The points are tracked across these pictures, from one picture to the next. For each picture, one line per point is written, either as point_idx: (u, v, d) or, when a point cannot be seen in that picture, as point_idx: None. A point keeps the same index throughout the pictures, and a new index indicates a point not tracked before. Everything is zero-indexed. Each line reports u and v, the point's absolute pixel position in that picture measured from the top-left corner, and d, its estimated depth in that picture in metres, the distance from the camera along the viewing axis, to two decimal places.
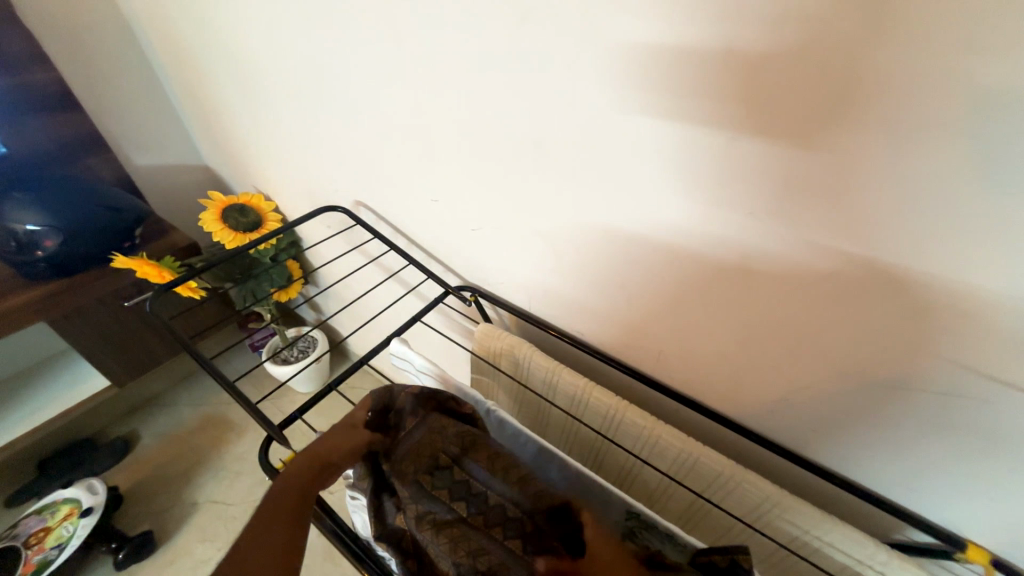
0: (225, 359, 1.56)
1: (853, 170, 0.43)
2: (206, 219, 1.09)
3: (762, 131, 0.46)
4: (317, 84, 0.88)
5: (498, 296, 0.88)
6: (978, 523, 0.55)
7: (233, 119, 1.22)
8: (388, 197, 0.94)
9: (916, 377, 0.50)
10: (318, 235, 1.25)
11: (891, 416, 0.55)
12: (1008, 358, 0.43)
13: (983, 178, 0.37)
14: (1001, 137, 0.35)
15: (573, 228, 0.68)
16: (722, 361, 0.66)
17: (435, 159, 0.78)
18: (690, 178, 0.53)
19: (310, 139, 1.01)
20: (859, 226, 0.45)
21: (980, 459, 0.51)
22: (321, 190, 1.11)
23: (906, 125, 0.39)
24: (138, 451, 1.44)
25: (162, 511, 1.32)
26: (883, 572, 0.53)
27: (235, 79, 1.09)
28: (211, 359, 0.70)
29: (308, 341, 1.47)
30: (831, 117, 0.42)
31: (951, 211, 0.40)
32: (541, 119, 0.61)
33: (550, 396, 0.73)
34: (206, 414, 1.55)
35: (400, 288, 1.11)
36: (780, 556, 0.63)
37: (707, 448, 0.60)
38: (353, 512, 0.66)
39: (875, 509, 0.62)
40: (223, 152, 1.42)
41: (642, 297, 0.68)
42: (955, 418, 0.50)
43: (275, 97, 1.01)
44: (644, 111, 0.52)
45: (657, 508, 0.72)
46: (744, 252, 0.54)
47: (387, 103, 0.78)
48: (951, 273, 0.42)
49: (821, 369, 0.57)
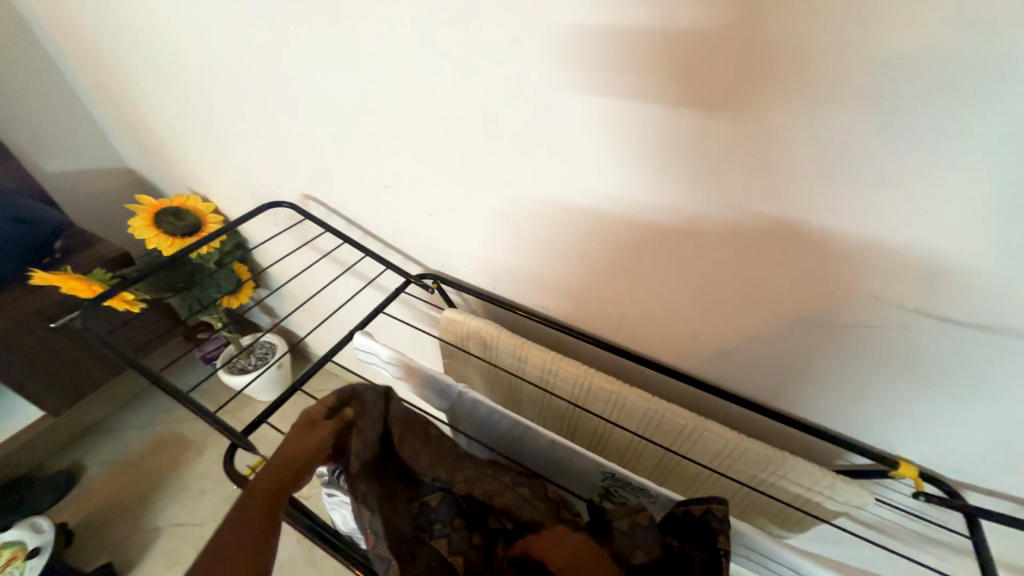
0: (174, 376, 1.47)
1: (773, 133, 0.46)
2: (137, 225, 1.00)
3: (700, 97, 0.47)
4: (248, 72, 0.82)
5: (461, 280, 0.87)
6: (909, 441, 0.62)
7: (156, 117, 1.13)
8: (336, 188, 0.90)
9: (849, 318, 0.54)
10: (264, 233, 1.18)
11: (830, 357, 0.60)
12: (923, 291, 0.48)
13: (892, 130, 0.41)
14: (904, 91, 0.39)
15: (530, 206, 0.69)
16: (678, 323, 0.69)
17: (382, 145, 0.76)
18: (636, 148, 0.54)
19: (246, 132, 0.95)
20: (784, 185, 0.48)
21: (906, 385, 0.57)
22: (264, 185, 1.05)
23: (823, 86, 0.41)
24: (85, 483, 1.34)
25: (121, 541, 1.24)
26: (830, 495, 0.58)
27: (153, 71, 0.99)
28: (158, 371, 0.66)
29: (264, 348, 1.41)
30: (761, 81, 0.44)
31: (869, 162, 0.43)
32: (486, 97, 0.60)
33: (520, 373, 0.74)
34: (159, 436, 1.45)
35: (358, 282, 1.08)
36: (743, 496, 0.68)
37: (672, 404, 0.63)
38: (331, 509, 0.64)
39: (822, 442, 0.68)
40: (148, 152, 1.30)
41: (601, 268, 0.70)
42: (883, 352, 0.55)
43: (202, 89, 0.93)
44: (585, 86, 0.53)
45: (630, 467, 0.76)
46: (692, 214, 0.56)
47: (327, 89, 0.74)
48: (872, 217, 0.46)
49: (768, 321, 0.61)
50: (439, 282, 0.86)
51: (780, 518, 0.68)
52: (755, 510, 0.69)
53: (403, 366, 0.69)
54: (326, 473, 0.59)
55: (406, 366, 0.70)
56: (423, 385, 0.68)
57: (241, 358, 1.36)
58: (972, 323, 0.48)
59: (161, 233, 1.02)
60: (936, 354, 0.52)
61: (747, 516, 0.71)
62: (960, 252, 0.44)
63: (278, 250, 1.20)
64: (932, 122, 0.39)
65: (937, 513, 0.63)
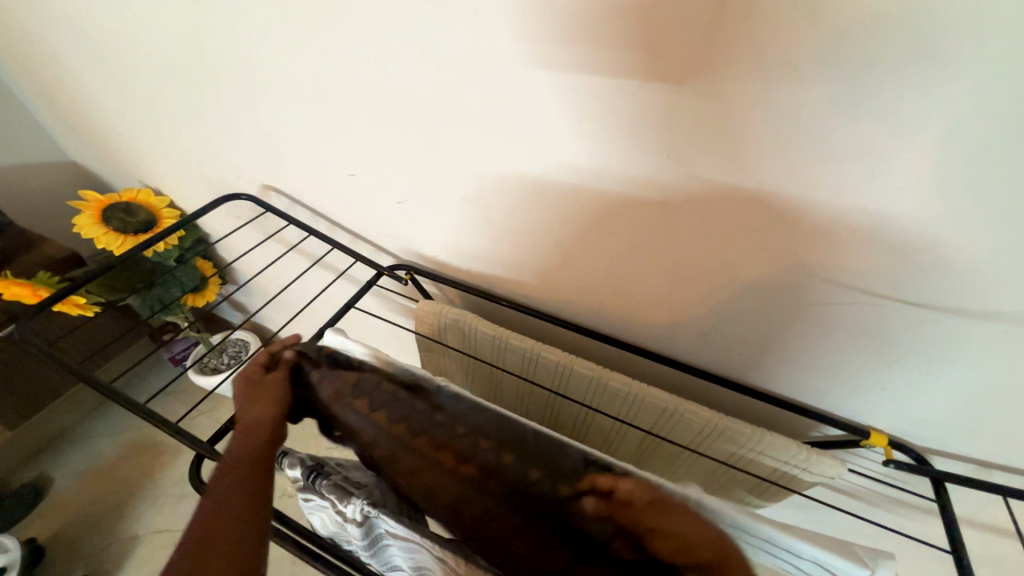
0: (142, 379, 1.41)
1: (741, 109, 0.45)
2: (84, 222, 0.94)
3: (666, 76, 0.46)
4: (191, 55, 0.76)
5: (434, 270, 0.85)
6: (876, 411, 0.64)
7: (95, 104, 1.04)
8: (298, 177, 0.85)
9: (820, 293, 0.55)
10: (226, 227, 1.12)
11: (803, 332, 0.60)
12: (889, 265, 0.49)
13: (852, 107, 0.41)
14: (863, 69, 0.39)
15: (501, 191, 0.66)
16: (656, 307, 0.69)
17: (342, 131, 0.72)
18: (608, 127, 0.52)
19: (196, 120, 0.89)
20: (757, 163, 0.47)
21: (875, 356, 0.58)
22: (221, 176, 0.98)
23: (794, 57, 0.40)
24: (54, 494, 1.29)
25: (98, 552, 1.21)
26: (805, 468, 0.60)
27: (85, 54, 0.91)
28: (113, 382, 0.62)
29: (237, 345, 1.36)
30: (727, 57, 0.42)
31: (843, 137, 0.42)
32: (450, 75, 0.57)
33: (500, 363, 0.72)
34: (130, 442, 1.40)
35: (328, 275, 1.04)
36: (724, 474, 0.69)
37: (651, 386, 0.63)
38: (309, 514, 0.62)
39: (796, 415, 0.69)
40: (91, 143, 1.21)
41: (576, 252, 0.68)
42: (852, 324, 0.56)
43: (141, 72, 0.86)
44: (548, 64, 0.50)
45: (612, 450, 0.75)
46: (666, 194, 0.55)
47: (278, 72, 0.69)
48: (840, 194, 0.46)
49: (743, 299, 0.61)
50: (413, 274, 0.83)
51: (758, 492, 0.70)
52: (734, 486, 0.71)
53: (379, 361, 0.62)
54: (299, 478, 0.59)
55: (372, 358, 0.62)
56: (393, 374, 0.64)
57: (212, 358, 1.31)
58: (938, 295, 0.49)
59: (111, 230, 0.95)
60: (902, 325, 0.53)
61: (726, 492, 0.73)
62: (930, 224, 0.45)
63: (243, 243, 1.15)
64: (904, 92, 0.38)
65: (904, 477, 0.66)
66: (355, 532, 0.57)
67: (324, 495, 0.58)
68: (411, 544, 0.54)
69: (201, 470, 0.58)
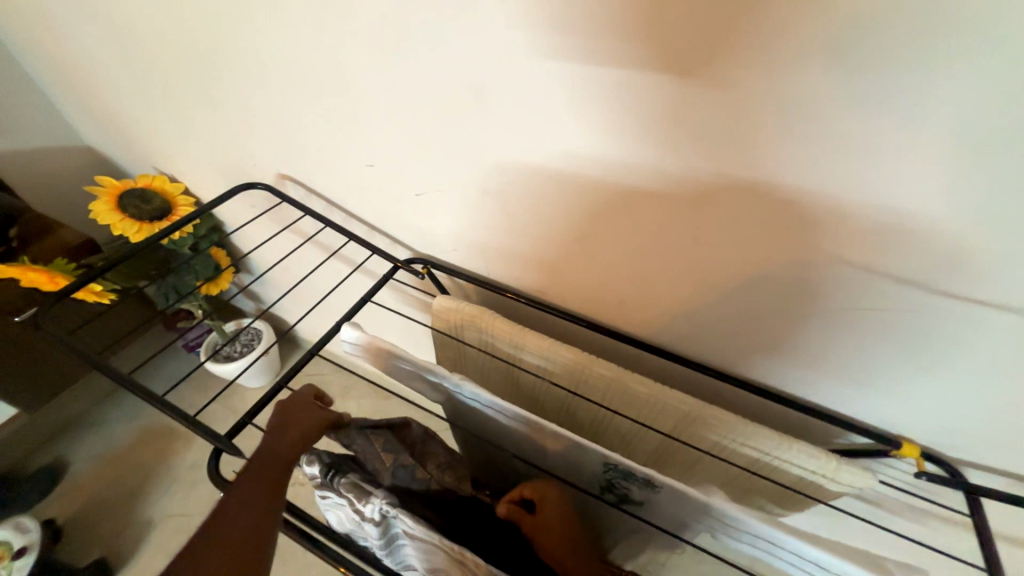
0: (157, 365, 1.42)
1: (787, 104, 0.42)
2: (99, 209, 0.94)
3: (707, 67, 0.43)
4: (207, 41, 0.74)
5: (451, 265, 0.83)
6: (906, 420, 0.62)
7: (109, 89, 1.03)
8: (315, 167, 0.84)
9: (858, 297, 0.53)
10: (241, 217, 1.12)
11: (836, 338, 0.58)
12: (936, 270, 0.47)
13: (909, 101, 0.38)
14: (919, 65, 0.37)
15: (525, 186, 0.64)
16: (678, 310, 0.67)
17: (361, 121, 0.70)
18: (642, 122, 0.50)
19: (213, 108, 0.87)
20: (800, 161, 0.45)
21: (910, 364, 0.56)
22: (236, 165, 0.97)
23: (854, 50, 0.38)
24: (72, 476, 1.32)
25: (114, 534, 1.23)
26: (834, 478, 0.58)
27: (101, 39, 0.90)
28: (130, 373, 0.62)
29: (250, 334, 1.36)
30: (777, 49, 0.40)
31: (904, 137, 0.40)
32: (477, 66, 0.54)
33: (516, 361, 0.71)
34: (144, 426, 1.42)
35: (344, 267, 1.03)
36: (745, 480, 0.67)
37: (673, 390, 0.62)
38: (325, 507, 0.59)
39: (822, 422, 0.67)
40: (108, 129, 1.20)
41: (597, 250, 0.66)
42: (888, 330, 0.54)
43: (157, 58, 0.84)
44: (585, 56, 0.48)
45: (628, 452, 0.74)
46: (698, 191, 0.52)
47: (297, 59, 0.67)
48: (890, 194, 0.44)
49: (774, 302, 0.58)
50: (429, 268, 0.81)
51: (779, 499, 0.68)
52: (755, 492, 0.69)
53: (378, 349, 0.64)
54: (317, 475, 0.55)
55: (366, 343, 0.65)
56: (404, 368, 0.64)
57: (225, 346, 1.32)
58: (994, 305, 0.46)
59: (127, 217, 0.95)
60: (941, 334, 0.51)
61: (747, 499, 0.71)
62: (983, 230, 0.42)
63: (257, 233, 1.14)
64: (977, 88, 0.36)
65: (931, 488, 0.65)
66: (372, 531, 0.54)
67: (342, 493, 0.53)
68: (429, 545, 0.50)
69: (218, 460, 0.58)
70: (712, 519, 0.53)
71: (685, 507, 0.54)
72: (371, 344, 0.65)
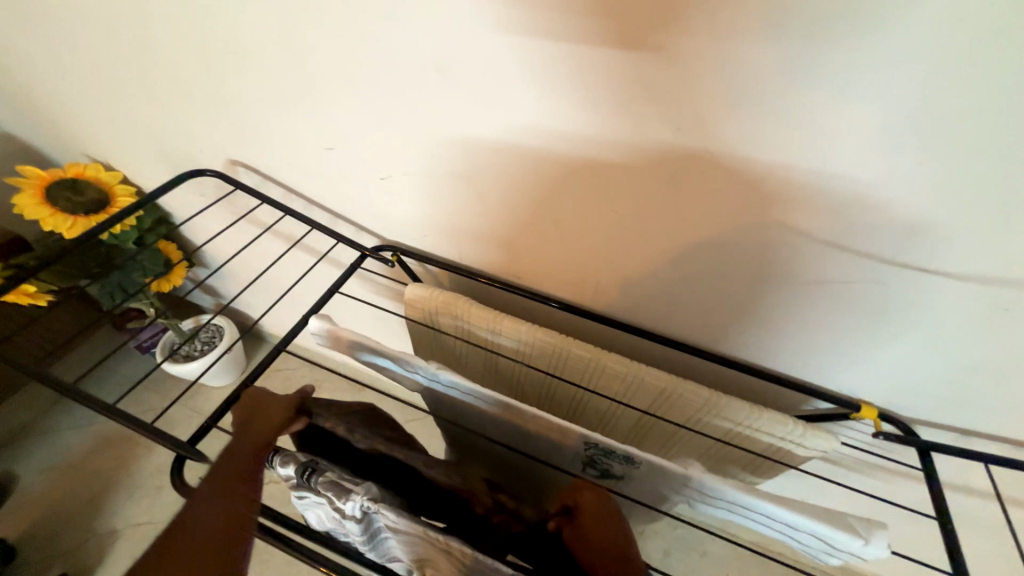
0: (109, 369, 1.33)
1: (758, 78, 0.42)
2: (25, 202, 0.85)
3: (679, 38, 0.42)
4: (132, 12, 0.66)
5: (422, 251, 0.81)
6: (866, 384, 0.66)
7: (23, 67, 0.92)
8: (269, 153, 0.78)
9: (824, 269, 0.54)
10: (190, 206, 1.04)
11: (803, 310, 0.60)
12: (896, 241, 0.48)
13: (873, 76, 0.39)
14: (884, 38, 0.37)
15: (495, 169, 0.62)
16: (653, 288, 0.67)
17: (316, 101, 0.65)
18: (613, 98, 0.49)
19: (147, 89, 0.80)
20: (770, 136, 0.45)
21: (871, 333, 0.59)
22: (181, 152, 0.90)
23: (824, 26, 0.38)
24: (21, 492, 1.24)
25: (75, 548, 1.17)
26: (801, 443, 0.61)
27: (6, 10, 0.79)
28: (74, 383, 0.57)
29: (210, 331, 1.29)
30: (747, 22, 0.39)
31: (869, 114, 0.41)
32: (438, 40, 0.51)
33: (494, 348, 0.70)
34: (99, 434, 1.33)
35: (308, 258, 0.99)
36: (719, 449, 0.70)
37: (649, 368, 0.63)
38: (302, 507, 0.57)
39: (789, 390, 0.70)
40: (28, 114, 1.08)
41: (570, 233, 0.66)
42: (850, 300, 0.56)
43: (75, 31, 0.75)
44: (556, 30, 0.46)
45: (607, 430, 0.75)
46: (671, 169, 0.52)
47: (240, 32, 0.61)
48: (855, 169, 0.45)
49: (743, 278, 0.60)
50: (399, 255, 0.78)
51: (752, 464, 0.71)
52: (728, 460, 0.72)
53: (351, 344, 0.62)
54: (292, 475, 0.53)
55: (339, 339, 0.62)
56: (376, 359, 0.62)
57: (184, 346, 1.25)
58: (953, 271, 0.48)
59: (58, 211, 0.87)
60: (898, 302, 0.54)
61: (721, 467, 0.74)
62: (940, 201, 0.44)
63: (210, 224, 1.07)
64: (936, 61, 0.37)
65: (887, 444, 0.69)
66: (353, 528, 0.52)
67: (320, 492, 0.51)
68: (413, 538, 0.50)
69: (183, 469, 0.54)
70: (691, 490, 0.54)
71: (665, 480, 0.55)
72: (344, 340, 0.62)
